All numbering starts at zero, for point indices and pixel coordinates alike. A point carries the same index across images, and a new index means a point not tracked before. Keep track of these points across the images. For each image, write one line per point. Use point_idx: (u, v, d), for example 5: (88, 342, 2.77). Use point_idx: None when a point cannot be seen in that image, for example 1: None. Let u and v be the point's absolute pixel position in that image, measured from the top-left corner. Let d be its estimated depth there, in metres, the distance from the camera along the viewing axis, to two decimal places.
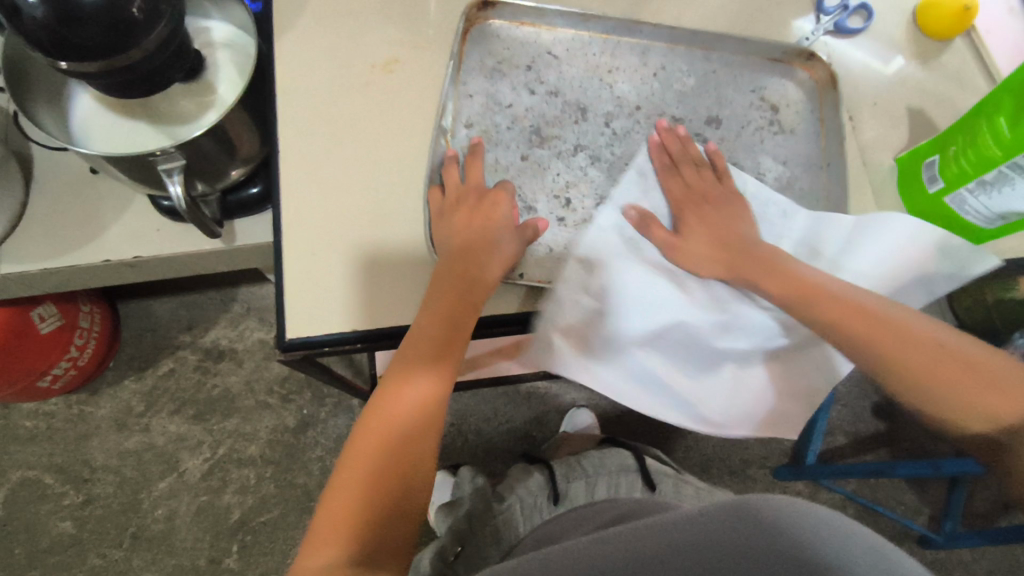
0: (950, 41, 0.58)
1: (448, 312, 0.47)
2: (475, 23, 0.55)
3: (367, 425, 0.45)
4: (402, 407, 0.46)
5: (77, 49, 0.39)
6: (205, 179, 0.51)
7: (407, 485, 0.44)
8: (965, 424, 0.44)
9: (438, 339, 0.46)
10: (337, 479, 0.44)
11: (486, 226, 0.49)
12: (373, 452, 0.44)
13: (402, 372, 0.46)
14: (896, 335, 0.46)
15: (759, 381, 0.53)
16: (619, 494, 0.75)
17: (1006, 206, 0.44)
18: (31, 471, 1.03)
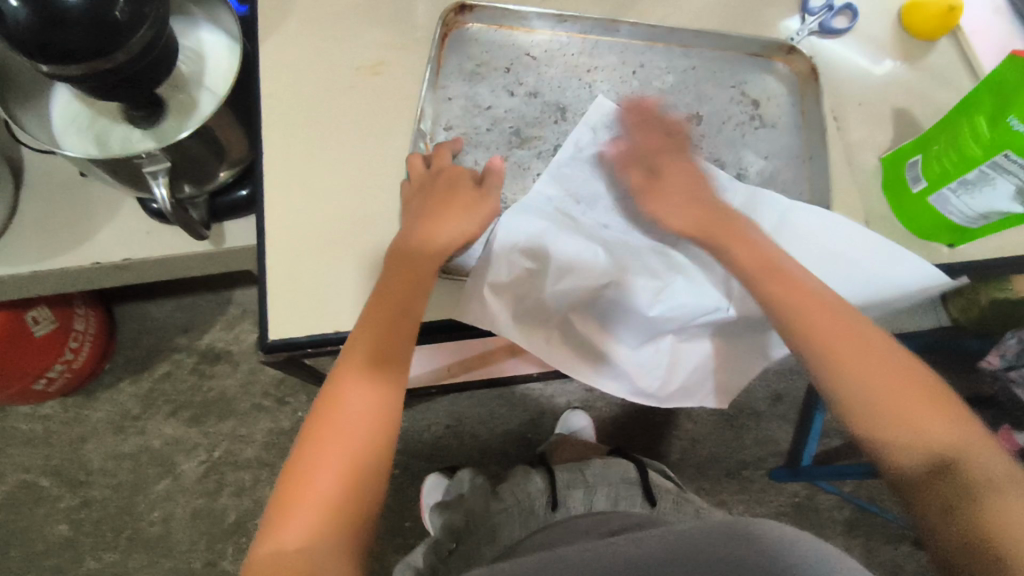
0: (935, 40, 0.58)
1: (395, 305, 0.46)
2: (453, 28, 0.56)
3: (313, 429, 0.43)
4: (343, 410, 0.43)
5: (60, 52, 0.39)
6: (192, 181, 0.52)
7: (361, 486, 0.42)
8: (885, 444, 0.42)
9: (386, 334, 0.45)
10: (285, 488, 0.42)
11: (441, 220, 0.47)
12: (322, 459, 0.42)
13: (348, 371, 0.44)
14: (851, 339, 0.45)
15: (695, 353, 0.53)
16: (618, 508, 0.74)
17: (988, 205, 0.45)
18: (28, 474, 1.04)
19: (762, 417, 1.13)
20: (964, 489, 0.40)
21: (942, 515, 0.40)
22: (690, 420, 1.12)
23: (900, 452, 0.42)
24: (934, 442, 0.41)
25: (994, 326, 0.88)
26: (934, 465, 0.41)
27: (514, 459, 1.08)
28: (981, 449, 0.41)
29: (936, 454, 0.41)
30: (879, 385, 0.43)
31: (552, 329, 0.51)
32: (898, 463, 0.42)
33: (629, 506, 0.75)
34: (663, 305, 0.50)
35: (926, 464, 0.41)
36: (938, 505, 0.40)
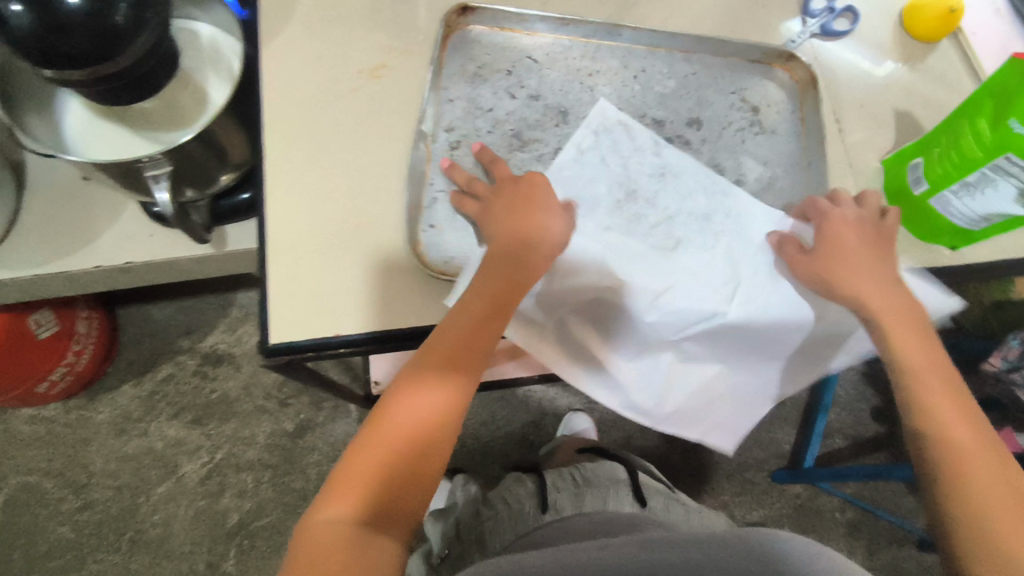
0: (936, 43, 0.58)
1: (482, 309, 0.46)
2: (456, 28, 0.56)
3: (383, 413, 0.44)
4: (417, 406, 0.44)
5: (61, 57, 0.40)
6: (195, 184, 0.52)
7: (414, 483, 0.43)
8: (964, 553, 0.39)
9: (470, 338, 0.45)
10: (344, 466, 0.42)
11: (538, 230, 0.48)
12: (388, 448, 0.42)
13: (427, 366, 0.45)
14: (966, 441, 0.42)
15: (692, 368, 0.53)
16: (607, 508, 0.73)
17: (990, 207, 0.45)
18: (31, 476, 1.04)
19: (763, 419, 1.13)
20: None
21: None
22: None
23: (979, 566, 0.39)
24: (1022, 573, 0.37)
25: (995, 328, 0.88)
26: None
27: (515, 461, 1.08)
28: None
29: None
30: (988, 497, 0.40)
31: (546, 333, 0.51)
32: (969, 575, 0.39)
33: (619, 505, 0.74)
34: (675, 317, 0.51)
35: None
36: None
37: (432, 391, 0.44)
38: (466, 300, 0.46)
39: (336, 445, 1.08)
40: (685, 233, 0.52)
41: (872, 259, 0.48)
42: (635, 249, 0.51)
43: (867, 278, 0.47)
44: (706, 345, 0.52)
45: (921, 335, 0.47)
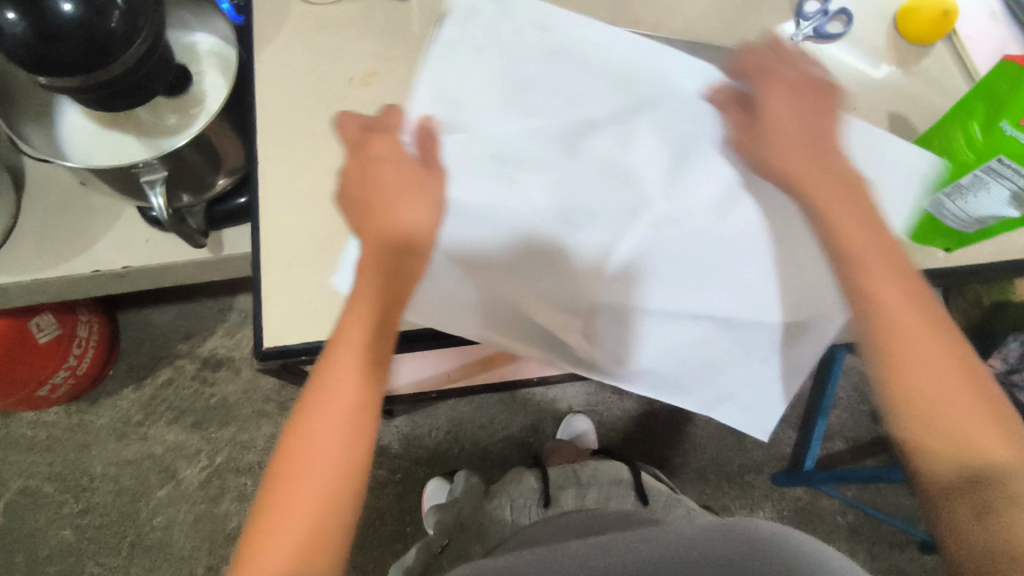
0: (931, 45, 0.58)
1: (371, 317, 0.40)
2: None
3: (283, 465, 0.38)
4: (320, 437, 0.38)
5: (56, 66, 0.40)
6: (190, 188, 0.52)
7: (335, 532, 0.38)
8: (928, 449, 0.37)
9: (362, 357, 0.40)
10: (251, 533, 0.37)
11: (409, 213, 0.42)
12: (299, 491, 0.37)
13: (320, 399, 0.39)
14: (923, 339, 0.38)
15: (658, 314, 0.47)
16: (609, 505, 0.75)
17: (983, 210, 0.44)
18: (31, 480, 1.04)
19: None
20: (1002, 509, 0.35)
21: (979, 529, 0.35)
22: (692, 424, 1.12)
23: (943, 460, 0.36)
24: (987, 458, 0.36)
25: (997, 331, 0.88)
26: (976, 480, 0.36)
27: (515, 465, 1.08)
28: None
29: (983, 469, 0.36)
30: (948, 396, 0.37)
31: (470, 277, 0.46)
32: (931, 471, 0.37)
33: (620, 504, 0.76)
34: (612, 257, 0.47)
35: (970, 479, 0.36)
36: (972, 520, 0.35)
37: (329, 427, 0.39)
38: (350, 315, 0.41)
39: None
40: (608, 148, 0.47)
41: (799, 139, 0.43)
42: (554, 180, 0.47)
43: (799, 161, 0.43)
44: (663, 289, 0.47)
45: (861, 209, 0.41)
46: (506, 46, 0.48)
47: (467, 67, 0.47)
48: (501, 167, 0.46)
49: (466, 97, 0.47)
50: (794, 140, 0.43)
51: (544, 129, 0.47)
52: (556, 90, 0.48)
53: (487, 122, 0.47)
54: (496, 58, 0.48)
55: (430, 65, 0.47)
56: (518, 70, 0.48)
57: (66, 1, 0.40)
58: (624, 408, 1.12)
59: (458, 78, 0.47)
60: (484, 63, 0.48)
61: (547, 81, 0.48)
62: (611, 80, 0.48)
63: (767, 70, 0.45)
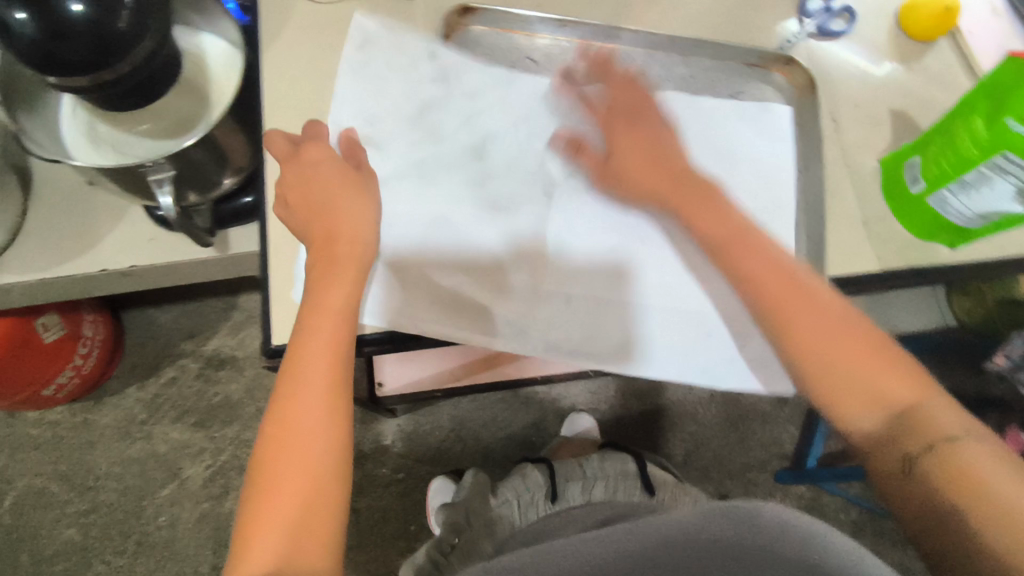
0: (933, 42, 0.58)
1: (331, 300, 0.44)
2: (457, 29, 0.56)
3: (271, 441, 0.41)
4: (300, 411, 0.42)
5: (66, 64, 0.40)
6: (197, 188, 0.52)
7: (325, 493, 0.41)
8: (847, 408, 0.43)
9: (333, 335, 0.44)
10: (251, 506, 0.40)
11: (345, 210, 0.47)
12: (286, 461, 0.41)
13: (294, 378, 0.42)
14: (810, 310, 0.45)
15: (581, 300, 0.51)
16: (618, 497, 0.75)
17: (987, 206, 0.45)
18: (36, 479, 1.05)
19: (765, 419, 1.13)
20: (918, 444, 0.40)
21: (905, 472, 0.40)
22: (694, 422, 1.12)
23: (861, 415, 0.43)
24: (896, 402, 0.42)
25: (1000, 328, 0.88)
26: (892, 425, 0.42)
27: (517, 462, 1.08)
28: (945, 410, 0.41)
29: (895, 415, 0.42)
30: (847, 359, 0.43)
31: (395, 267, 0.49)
32: (855, 428, 0.43)
33: (628, 495, 0.76)
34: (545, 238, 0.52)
35: (888, 426, 0.42)
36: (898, 466, 0.41)
37: (309, 403, 0.42)
38: (315, 300, 0.45)
39: None
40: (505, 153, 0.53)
41: (650, 162, 0.51)
42: (468, 179, 0.52)
43: (643, 176, 0.51)
44: (579, 276, 0.51)
45: (721, 208, 0.49)
46: (405, 72, 0.54)
47: (373, 89, 0.54)
48: (413, 174, 0.52)
49: (376, 115, 0.53)
50: (640, 158, 0.51)
51: (440, 142, 0.53)
52: (453, 102, 0.54)
53: (399, 133, 0.53)
54: (397, 83, 0.54)
55: (339, 80, 0.54)
56: (423, 94, 0.54)
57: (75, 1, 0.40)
58: (627, 406, 1.12)
59: (359, 96, 0.53)
60: (390, 88, 0.54)
61: (445, 102, 0.54)
62: (506, 96, 0.54)
63: (629, 82, 0.54)
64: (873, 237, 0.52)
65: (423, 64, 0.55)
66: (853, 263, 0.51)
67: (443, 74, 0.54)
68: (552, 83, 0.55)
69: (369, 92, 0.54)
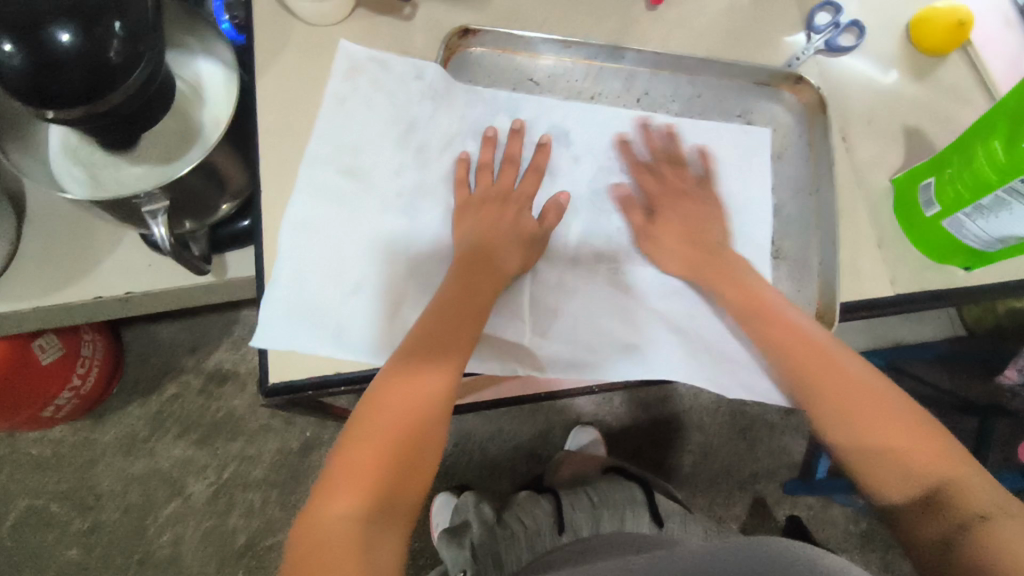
0: (945, 56, 0.57)
1: (463, 306, 0.46)
2: (457, 51, 0.54)
3: (372, 407, 0.42)
4: (417, 387, 0.43)
5: (57, 97, 0.39)
6: (193, 216, 0.51)
7: (411, 476, 0.41)
8: (882, 481, 0.43)
9: (459, 330, 0.45)
10: (337, 466, 0.41)
11: (497, 219, 0.51)
12: (386, 430, 0.41)
13: (421, 355, 0.44)
14: (837, 375, 0.46)
15: (582, 323, 0.49)
16: (626, 528, 0.73)
17: (1004, 229, 0.44)
18: (38, 499, 1.04)
19: (774, 428, 1.11)
20: (953, 522, 0.41)
21: (939, 548, 0.41)
22: (702, 432, 1.11)
23: (896, 490, 0.43)
24: (929, 479, 0.42)
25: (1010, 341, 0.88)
26: (925, 500, 0.42)
27: (523, 476, 1.07)
28: (976, 486, 0.42)
29: (927, 490, 0.42)
30: (880, 432, 0.44)
31: (383, 290, 0.48)
32: (888, 498, 0.43)
33: (636, 526, 0.73)
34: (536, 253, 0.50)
35: (919, 500, 0.42)
36: (933, 542, 0.41)
37: (425, 380, 0.43)
38: (449, 288, 0.47)
39: None
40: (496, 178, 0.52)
41: (682, 235, 0.52)
42: (447, 205, 0.51)
43: (675, 251, 0.51)
44: (582, 295, 0.50)
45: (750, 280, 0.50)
46: (389, 100, 0.52)
47: (352, 114, 0.52)
48: (403, 202, 0.51)
49: (363, 139, 0.51)
50: (673, 229, 0.52)
51: (423, 172, 0.52)
52: (436, 127, 0.53)
53: (379, 158, 0.51)
54: (377, 111, 0.52)
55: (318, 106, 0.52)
56: (410, 122, 0.52)
57: (63, 32, 0.38)
58: (634, 417, 1.11)
59: (332, 127, 0.51)
60: (372, 116, 0.52)
61: (431, 129, 0.52)
62: (493, 121, 0.54)
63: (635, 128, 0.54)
64: (888, 259, 0.50)
65: (404, 84, 0.53)
66: (867, 286, 0.50)
67: (427, 98, 0.53)
68: (537, 105, 0.54)
69: (341, 113, 0.52)
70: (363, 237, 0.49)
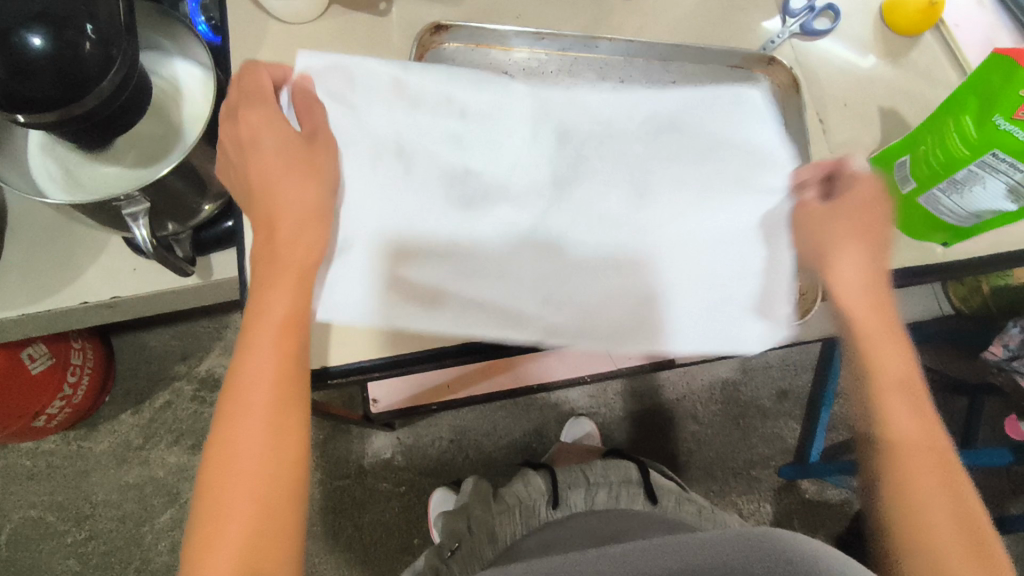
0: (918, 37, 0.57)
1: (286, 317, 0.41)
2: (430, 48, 0.54)
3: (214, 471, 0.39)
4: (247, 429, 0.39)
5: (29, 102, 0.39)
6: (176, 218, 0.51)
7: (276, 522, 0.39)
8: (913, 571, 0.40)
9: (290, 358, 0.41)
10: (197, 544, 0.38)
11: (280, 157, 0.43)
12: (233, 486, 0.39)
13: (242, 401, 0.40)
14: (924, 451, 0.43)
15: (574, 298, 0.49)
16: (620, 505, 0.75)
17: (978, 203, 0.45)
18: (33, 511, 1.03)
19: (767, 415, 1.12)
20: None
21: None
22: (695, 422, 1.11)
23: None
24: None
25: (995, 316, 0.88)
26: None
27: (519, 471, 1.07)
28: None
29: None
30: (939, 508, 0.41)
31: (373, 246, 0.47)
32: None
33: (631, 505, 0.75)
34: (536, 226, 0.50)
35: None
36: None
37: (254, 420, 0.40)
38: (256, 310, 0.42)
39: (337, 463, 1.05)
40: (491, 145, 0.50)
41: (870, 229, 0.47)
42: (441, 177, 0.49)
43: (851, 284, 0.46)
44: (574, 263, 0.50)
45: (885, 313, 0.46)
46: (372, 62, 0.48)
47: (338, 76, 0.47)
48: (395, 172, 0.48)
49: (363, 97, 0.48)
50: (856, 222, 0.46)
51: (404, 143, 0.49)
52: (422, 93, 0.49)
53: (358, 127, 0.48)
54: (358, 74, 0.48)
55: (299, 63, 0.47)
56: (395, 94, 0.49)
57: (35, 35, 0.39)
58: (627, 409, 1.11)
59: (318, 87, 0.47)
60: (354, 79, 0.48)
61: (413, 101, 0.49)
62: (472, 88, 0.50)
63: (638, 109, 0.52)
64: None
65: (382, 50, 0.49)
66: None
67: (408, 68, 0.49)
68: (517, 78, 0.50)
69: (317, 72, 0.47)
70: (361, 206, 0.47)
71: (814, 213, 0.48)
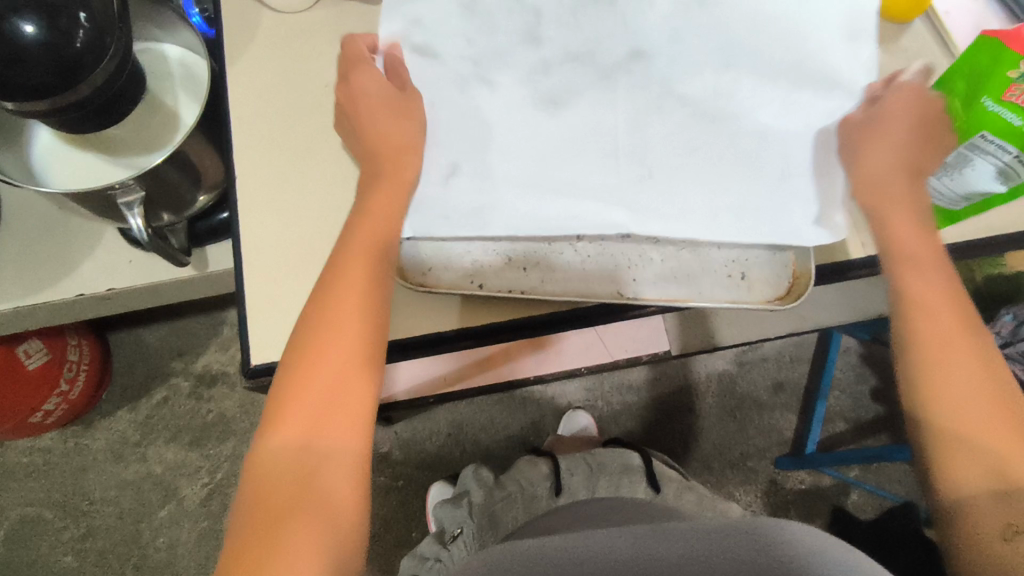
0: (910, 23, 0.58)
1: (384, 218, 0.43)
2: None
3: (304, 335, 0.41)
4: (340, 305, 0.41)
5: (20, 88, 0.39)
6: (170, 208, 0.52)
7: (352, 399, 0.40)
8: (949, 452, 0.38)
9: (386, 250, 0.43)
10: (278, 397, 0.40)
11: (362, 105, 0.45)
12: (318, 354, 0.40)
13: (339, 280, 0.41)
14: (957, 325, 0.40)
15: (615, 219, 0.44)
16: (622, 493, 0.76)
17: (968, 188, 0.44)
18: (30, 508, 1.03)
19: (763, 407, 1.12)
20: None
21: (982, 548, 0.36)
22: (692, 414, 1.12)
23: (966, 465, 0.37)
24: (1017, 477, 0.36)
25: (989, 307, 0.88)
26: (1000, 488, 0.36)
27: None
28: None
29: (1011, 487, 0.36)
30: (971, 381, 0.39)
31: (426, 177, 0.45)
32: (954, 480, 0.37)
33: (632, 492, 0.76)
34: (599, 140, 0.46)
35: (994, 493, 0.36)
36: (997, 532, 0.36)
37: (349, 299, 0.41)
38: (363, 204, 0.44)
39: None
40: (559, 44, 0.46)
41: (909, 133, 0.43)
42: (509, 95, 0.46)
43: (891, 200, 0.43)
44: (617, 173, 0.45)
45: (931, 243, 0.43)
46: None
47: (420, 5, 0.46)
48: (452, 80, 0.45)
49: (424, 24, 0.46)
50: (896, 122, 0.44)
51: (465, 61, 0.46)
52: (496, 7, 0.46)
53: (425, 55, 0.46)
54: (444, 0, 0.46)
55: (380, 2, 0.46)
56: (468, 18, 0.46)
57: (28, 23, 0.39)
58: (624, 402, 1.11)
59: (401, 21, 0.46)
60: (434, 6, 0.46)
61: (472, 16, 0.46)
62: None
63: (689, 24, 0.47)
64: None
65: None
66: None
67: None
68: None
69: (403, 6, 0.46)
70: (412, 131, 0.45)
71: (859, 125, 0.44)
